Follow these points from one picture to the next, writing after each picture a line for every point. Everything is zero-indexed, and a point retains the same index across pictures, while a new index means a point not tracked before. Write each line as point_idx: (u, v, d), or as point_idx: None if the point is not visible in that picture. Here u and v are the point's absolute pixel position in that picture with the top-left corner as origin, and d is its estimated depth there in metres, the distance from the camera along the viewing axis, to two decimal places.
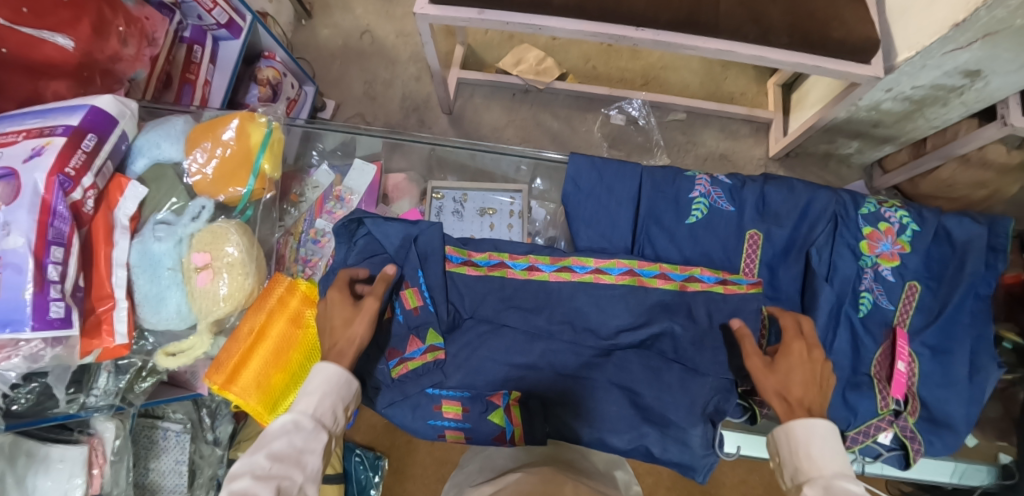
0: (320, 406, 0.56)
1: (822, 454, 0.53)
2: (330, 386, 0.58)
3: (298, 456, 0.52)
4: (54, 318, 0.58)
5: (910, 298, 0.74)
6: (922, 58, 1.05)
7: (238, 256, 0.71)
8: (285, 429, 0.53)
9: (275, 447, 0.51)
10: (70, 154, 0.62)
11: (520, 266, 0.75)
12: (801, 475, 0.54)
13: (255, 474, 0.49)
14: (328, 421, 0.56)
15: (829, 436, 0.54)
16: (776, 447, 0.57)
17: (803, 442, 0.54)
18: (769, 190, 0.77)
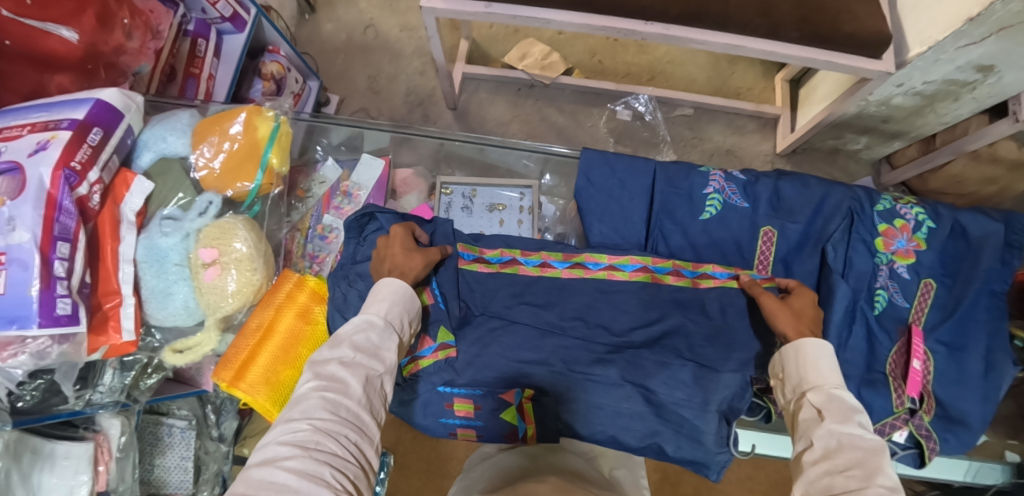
0: (390, 310, 0.59)
1: (825, 369, 0.55)
2: (398, 295, 0.61)
3: (375, 350, 0.55)
4: (61, 315, 0.58)
5: (925, 296, 0.73)
6: (934, 52, 1.04)
7: (246, 251, 0.70)
8: (360, 327, 0.56)
9: (356, 341, 0.55)
10: (76, 148, 0.61)
11: (533, 262, 0.74)
12: (803, 386, 0.55)
13: (342, 362, 0.53)
14: (398, 324, 0.59)
15: (830, 355, 0.56)
16: (782, 365, 0.59)
17: (812, 358, 0.56)
18: (784, 185, 0.76)
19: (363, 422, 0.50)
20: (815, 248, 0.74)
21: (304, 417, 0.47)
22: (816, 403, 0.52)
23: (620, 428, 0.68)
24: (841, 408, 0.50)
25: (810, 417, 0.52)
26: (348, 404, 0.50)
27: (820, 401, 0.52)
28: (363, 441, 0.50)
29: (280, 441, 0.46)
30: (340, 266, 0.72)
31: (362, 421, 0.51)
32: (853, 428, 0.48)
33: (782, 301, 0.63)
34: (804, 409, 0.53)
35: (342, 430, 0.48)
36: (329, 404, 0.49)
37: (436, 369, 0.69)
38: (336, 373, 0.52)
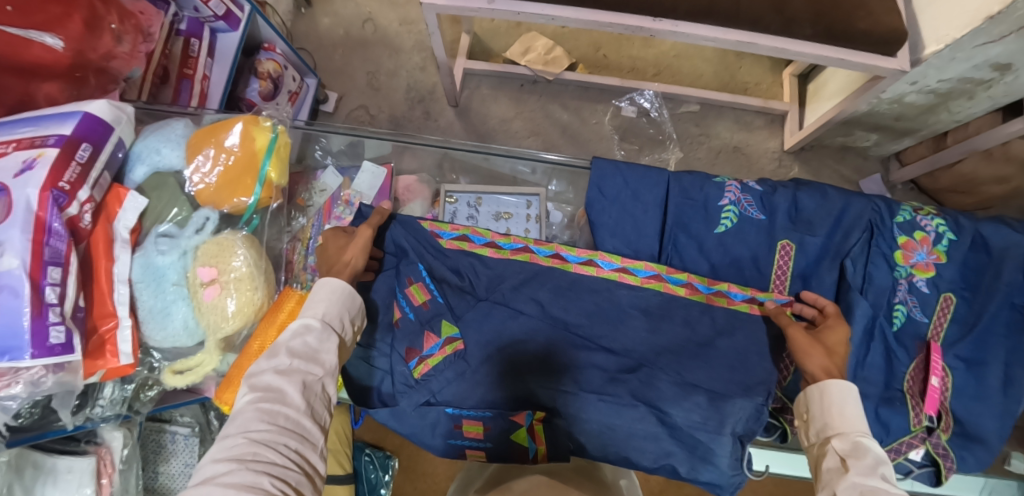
0: (328, 311, 0.59)
1: (850, 414, 0.54)
2: (334, 296, 0.61)
3: (312, 354, 0.55)
4: (55, 344, 0.55)
5: (944, 310, 0.71)
6: (951, 51, 1.00)
7: (245, 270, 0.67)
8: (297, 332, 0.56)
9: (293, 348, 0.55)
10: (64, 167, 0.58)
11: (545, 252, 0.71)
12: (827, 429, 0.55)
13: (277, 370, 0.52)
14: (338, 325, 0.59)
15: (858, 401, 0.55)
16: (806, 405, 0.58)
17: (837, 402, 0.55)
18: (802, 197, 0.74)
19: (304, 428, 0.50)
20: (834, 261, 0.72)
21: (240, 431, 0.47)
22: (839, 450, 0.52)
23: (632, 449, 0.66)
24: (863, 456, 0.50)
25: (832, 468, 0.51)
26: (284, 412, 0.50)
27: (844, 450, 0.52)
28: (304, 446, 0.50)
29: (216, 458, 0.46)
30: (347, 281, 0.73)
31: (301, 428, 0.50)
32: (875, 480, 0.48)
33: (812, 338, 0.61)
34: (828, 456, 0.53)
35: (278, 437, 0.48)
36: (264, 412, 0.49)
37: (443, 387, 0.68)
38: (271, 383, 0.51)
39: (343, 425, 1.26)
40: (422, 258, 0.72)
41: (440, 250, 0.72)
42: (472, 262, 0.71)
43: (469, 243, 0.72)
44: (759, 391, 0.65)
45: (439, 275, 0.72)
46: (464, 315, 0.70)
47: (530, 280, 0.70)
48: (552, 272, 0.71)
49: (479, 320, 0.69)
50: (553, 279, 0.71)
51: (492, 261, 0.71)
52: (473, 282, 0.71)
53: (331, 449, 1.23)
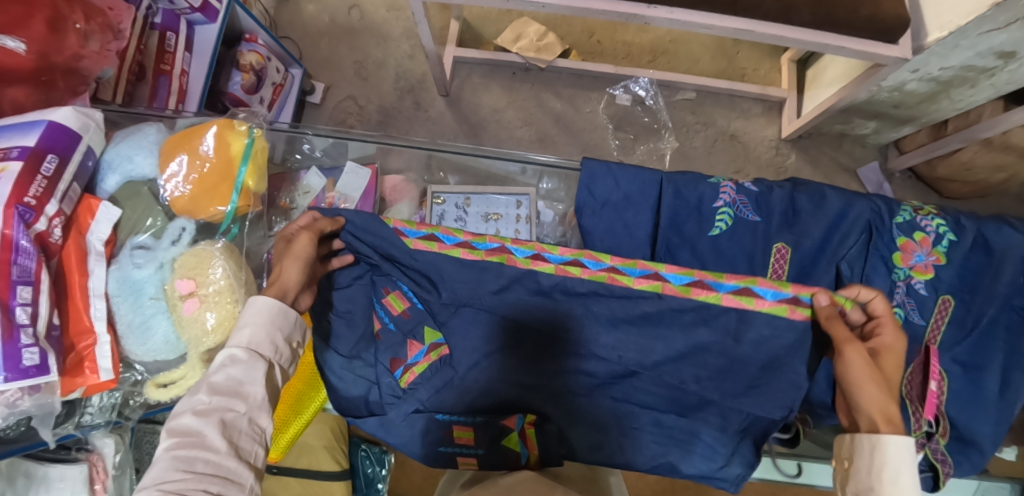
0: (257, 333, 0.52)
1: (906, 476, 0.47)
2: (263, 317, 0.53)
3: (236, 387, 0.48)
4: (29, 366, 0.54)
5: (943, 312, 0.69)
6: (955, 38, 0.97)
7: (225, 282, 0.65)
8: (221, 363, 0.49)
9: (214, 382, 0.47)
10: (28, 181, 0.55)
11: (523, 253, 0.63)
12: (873, 490, 0.48)
13: (195, 411, 0.45)
14: (268, 350, 0.52)
15: (915, 460, 0.47)
16: (852, 453, 0.51)
17: (891, 461, 0.48)
18: (800, 198, 0.72)
19: (229, 472, 0.43)
20: (830, 264, 0.70)
21: (152, 484, 0.41)
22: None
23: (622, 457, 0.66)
24: None
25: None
26: (201, 460, 0.43)
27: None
28: (230, 493, 0.43)
29: None
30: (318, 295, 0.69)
31: (225, 474, 0.43)
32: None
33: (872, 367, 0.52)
34: None
35: (193, 488, 0.41)
36: (178, 463, 0.42)
37: (431, 396, 0.66)
38: (189, 426, 0.44)
39: (339, 421, 1.26)
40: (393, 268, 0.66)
41: (410, 254, 0.65)
42: (444, 265, 0.64)
43: (437, 243, 0.64)
44: None
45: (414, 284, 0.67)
46: (448, 322, 0.66)
47: (510, 285, 0.64)
48: (532, 274, 0.63)
49: (461, 329, 0.65)
50: (533, 282, 0.64)
51: (466, 265, 0.64)
52: (449, 290, 0.65)
53: (326, 446, 1.23)
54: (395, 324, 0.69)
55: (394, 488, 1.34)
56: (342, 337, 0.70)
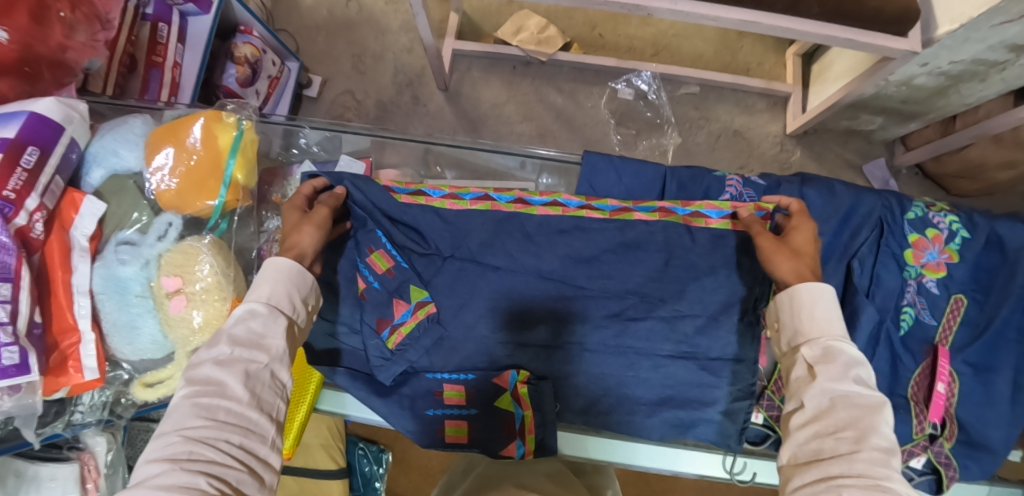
0: (277, 286, 0.51)
1: (826, 316, 0.49)
2: (281, 275, 0.51)
3: (257, 340, 0.47)
4: (8, 365, 0.52)
5: (954, 312, 0.66)
6: (966, 31, 0.94)
7: (212, 279, 0.63)
8: (239, 317, 0.48)
9: (234, 333, 0.47)
10: (8, 174, 0.53)
11: (506, 198, 0.66)
12: (797, 336, 0.50)
13: (216, 362, 0.45)
14: (288, 307, 0.51)
15: (830, 302, 0.50)
16: (775, 315, 0.53)
17: (806, 307, 0.50)
18: (810, 193, 0.68)
19: (250, 422, 0.43)
20: (841, 261, 0.65)
21: (174, 429, 0.41)
22: (810, 358, 0.47)
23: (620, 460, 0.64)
24: (835, 363, 0.46)
25: (801, 375, 0.47)
26: (222, 407, 0.43)
27: (815, 356, 0.47)
28: (253, 443, 0.43)
29: (149, 461, 0.40)
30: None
31: (246, 423, 0.43)
32: (848, 382, 0.44)
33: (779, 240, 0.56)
34: (796, 366, 0.48)
35: (214, 436, 0.41)
36: (201, 410, 0.42)
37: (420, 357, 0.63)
38: (210, 375, 0.44)
39: (336, 420, 1.25)
40: (381, 223, 0.64)
41: (400, 208, 0.64)
42: (431, 217, 0.64)
43: (425, 197, 0.65)
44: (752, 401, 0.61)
45: (401, 241, 0.64)
46: (434, 279, 0.64)
47: (492, 237, 0.64)
48: (517, 218, 0.65)
49: (449, 287, 0.63)
50: (517, 228, 0.64)
51: (451, 215, 0.64)
52: (436, 242, 0.64)
53: (322, 444, 1.21)
54: (379, 283, 0.63)
55: (391, 488, 1.32)
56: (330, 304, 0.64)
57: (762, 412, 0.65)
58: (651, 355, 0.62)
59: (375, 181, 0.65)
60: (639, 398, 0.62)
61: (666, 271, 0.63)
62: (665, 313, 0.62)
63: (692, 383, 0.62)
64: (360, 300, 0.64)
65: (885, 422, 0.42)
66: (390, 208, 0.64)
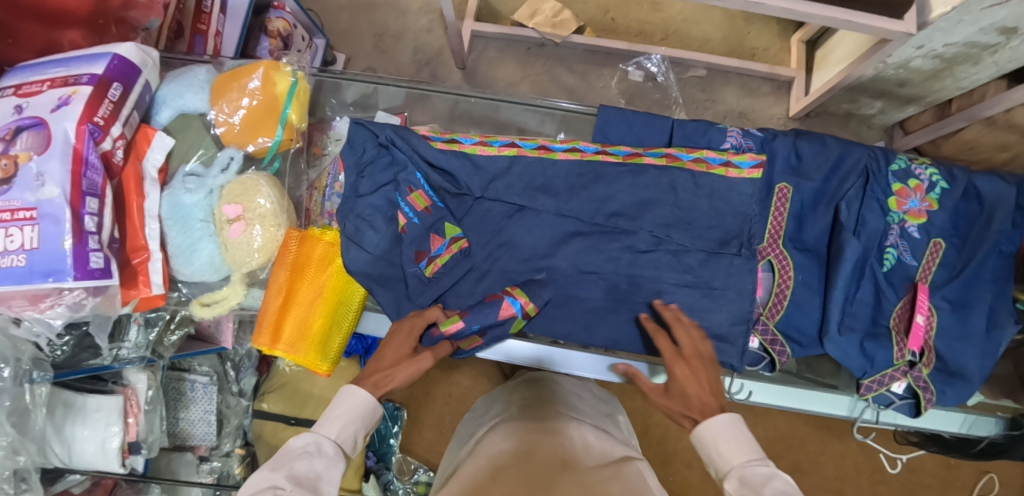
0: (341, 432, 0.54)
1: (732, 445, 0.50)
2: (355, 411, 0.55)
3: (314, 482, 0.48)
4: (95, 268, 0.59)
5: (933, 255, 0.73)
6: (958, 14, 0.97)
7: (269, 207, 0.70)
8: (308, 450, 0.50)
9: (296, 468, 0.48)
10: (97, 104, 0.61)
11: (531, 145, 0.72)
12: (721, 474, 0.50)
13: (275, 489, 0.44)
14: (349, 447, 0.54)
15: (733, 426, 0.51)
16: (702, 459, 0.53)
17: (711, 440, 0.51)
18: (802, 145, 0.74)
19: None
20: (829, 205, 0.73)
21: None
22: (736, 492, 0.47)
23: None
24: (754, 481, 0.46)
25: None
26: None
27: (737, 488, 0.47)
28: None
29: None
30: (344, 199, 0.70)
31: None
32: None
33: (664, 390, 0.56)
34: None
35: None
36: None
37: (453, 283, 0.69)
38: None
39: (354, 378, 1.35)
40: (420, 167, 0.70)
41: (429, 151, 0.70)
42: (463, 162, 0.70)
43: (459, 145, 0.71)
44: (744, 327, 0.69)
45: (437, 182, 0.71)
46: (465, 218, 0.71)
47: (517, 180, 0.70)
48: (541, 163, 0.71)
49: (479, 217, 0.71)
50: (540, 171, 0.71)
51: (482, 160, 0.71)
52: (467, 183, 0.70)
53: None
54: (418, 218, 0.69)
55: (404, 444, 1.35)
56: (367, 236, 0.68)
57: (758, 337, 0.71)
58: (659, 283, 0.69)
59: (415, 132, 0.72)
60: (648, 321, 0.69)
61: (672, 211, 0.70)
62: (672, 247, 0.69)
63: (696, 309, 0.69)
64: (400, 234, 0.69)
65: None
66: (428, 153, 0.70)
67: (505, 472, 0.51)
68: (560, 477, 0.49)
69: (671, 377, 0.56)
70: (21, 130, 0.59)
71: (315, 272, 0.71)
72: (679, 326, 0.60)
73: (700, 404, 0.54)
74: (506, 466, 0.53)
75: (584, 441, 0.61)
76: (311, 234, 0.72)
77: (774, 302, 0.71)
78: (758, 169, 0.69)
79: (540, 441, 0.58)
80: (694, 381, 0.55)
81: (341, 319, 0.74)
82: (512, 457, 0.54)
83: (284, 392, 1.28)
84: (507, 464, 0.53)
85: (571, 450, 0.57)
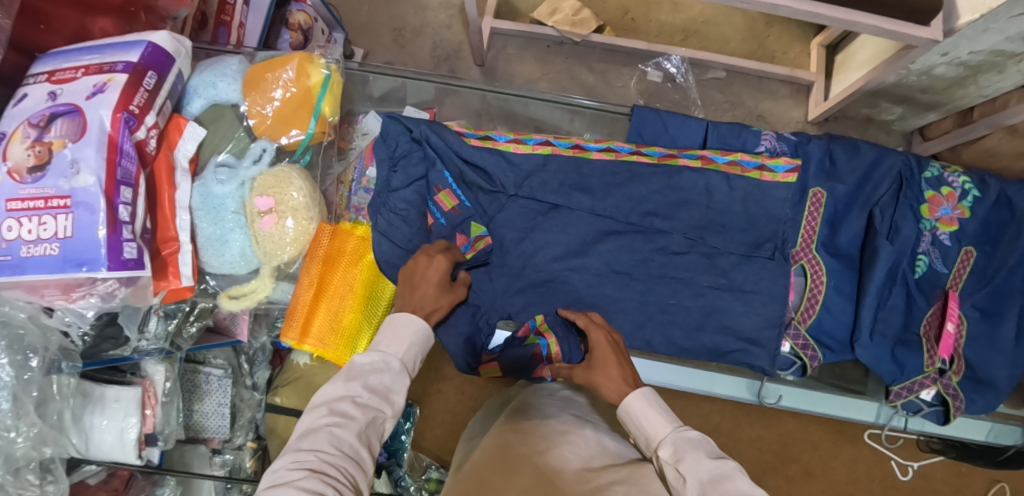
0: (406, 352, 0.54)
1: (658, 417, 0.52)
2: (414, 338, 0.55)
3: (387, 393, 0.52)
4: (128, 258, 0.59)
5: (965, 263, 0.72)
6: (985, 21, 0.96)
7: (302, 200, 0.71)
8: (376, 365, 0.53)
9: (370, 380, 0.52)
10: (133, 92, 0.60)
11: (565, 144, 0.71)
12: (649, 441, 0.52)
13: (353, 399, 0.50)
14: (414, 365, 0.56)
15: (657, 398, 0.54)
16: (628, 431, 0.55)
17: (641, 417, 0.53)
18: (836, 149, 0.74)
19: (363, 460, 0.49)
20: (862, 210, 0.72)
21: (311, 450, 0.45)
22: (669, 459, 0.49)
23: None
24: (688, 453, 0.48)
25: (674, 480, 0.48)
26: (351, 438, 0.48)
27: (669, 456, 0.49)
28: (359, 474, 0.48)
29: (290, 468, 0.45)
30: (375, 194, 0.70)
31: (359, 457, 0.48)
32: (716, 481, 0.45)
33: (588, 370, 0.59)
34: (666, 472, 0.50)
35: (344, 467, 0.46)
36: (334, 439, 0.47)
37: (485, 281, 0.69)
38: (346, 413, 0.49)
39: None
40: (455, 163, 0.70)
41: (462, 146, 0.69)
42: (497, 159, 0.70)
43: (492, 143, 0.71)
44: (776, 331, 0.69)
45: (471, 178, 0.70)
46: (499, 214, 0.70)
47: (550, 179, 0.70)
48: (576, 162, 0.70)
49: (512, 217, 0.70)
50: (574, 170, 0.70)
51: (516, 157, 0.70)
52: (502, 180, 0.70)
53: None
54: (444, 218, 0.69)
55: (416, 441, 1.34)
56: (399, 231, 0.68)
57: (789, 342, 0.70)
58: (693, 285, 0.69)
59: (447, 128, 0.71)
60: (680, 322, 0.69)
61: (705, 213, 0.69)
62: (706, 249, 0.69)
63: (729, 311, 0.69)
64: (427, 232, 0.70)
65: (753, 485, 0.45)
66: (462, 149, 0.70)
67: (520, 468, 0.51)
68: (571, 476, 0.49)
69: (591, 353, 0.59)
70: (55, 117, 0.58)
71: (348, 265, 0.74)
72: (586, 320, 0.62)
73: (611, 373, 0.57)
74: (520, 462, 0.52)
75: (598, 439, 0.61)
76: (343, 229, 0.73)
77: (805, 308, 0.70)
78: (793, 173, 0.69)
79: (554, 439, 0.57)
80: (609, 359, 0.58)
81: (370, 314, 0.76)
82: (526, 454, 0.54)
83: (297, 385, 1.27)
84: (522, 460, 0.53)
85: (583, 449, 0.57)
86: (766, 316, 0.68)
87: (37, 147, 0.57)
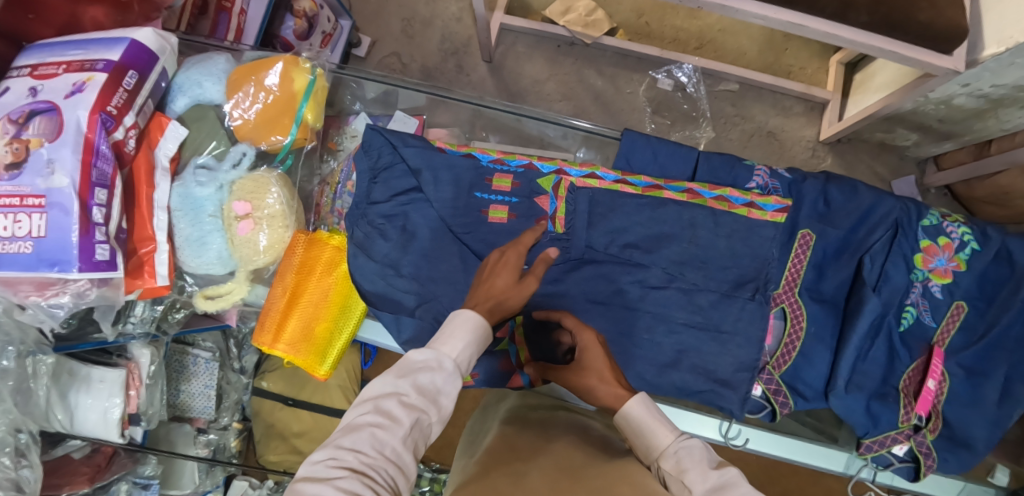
0: (464, 352, 0.44)
1: (659, 425, 0.48)
2: (472, 336, 0.44)
3: (438, 395, 0.43)
4: (100, 260, 0.59)
5: (954, 318, 0.70)
6: (1011, 55, 0.90)
7: (278, 208, 0.71)
8: (432, 361, 0.43)
9: (420, 378, 0.42)
10: (111, 92, 0.60)
11: (548, 168, 0.72)
12: (650, 452, 0.48)
13: (401, 397, 0.41)
14: (472, 364, 0.45)
15: (657, 406, 0.50)
16: (627, 439, 0.51)
17: (641, 425, 0.49)
18: (832, 190, 0.72)
19: (404, 471, 0.39)
20: (852, 256, 0.71)
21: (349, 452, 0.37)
22: (672, 471, 0.45)
23: None
24: (694, 463, 0.44)
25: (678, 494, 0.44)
26: (395, 441, 0.39)
27: (672, 467, 0.45)
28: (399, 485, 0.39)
29: (327, 463, 0.37)
30: (355, 204, 0.70)
31: (402, 464, 0.39)
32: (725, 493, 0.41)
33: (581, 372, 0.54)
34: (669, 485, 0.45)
35: (383, 474, 0.37)
36: (375, 442, 0.38)
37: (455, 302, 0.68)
38: (391, 413, 0.40)
39: (353, 364, 1.29)
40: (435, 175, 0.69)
41: (448, 159, 0.69)
42: (476, 179, 0.69)
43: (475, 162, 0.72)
44: (747, 375, 0.67)
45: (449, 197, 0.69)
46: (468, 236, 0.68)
47: (527, 201, 0.69)
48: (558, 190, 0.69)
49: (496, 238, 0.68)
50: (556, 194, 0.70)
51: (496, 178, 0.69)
52: (482, 203, 0.69)
53: (339, 385, 1.28)
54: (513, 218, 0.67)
55: None
56: (377, 246, 0.68)
57: (761, 385, 0.70)
58: (668, 321, 0.68)
59: (429, 143, 0.71)
60: (651, 359, 0.68)
61: (686, 250, 0.67)
62: (684, 285, 0.67)
63: (702, 351, 0.67)
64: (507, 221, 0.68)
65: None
66: (442, 166, 0.69)
67: (526, 475, 0.49)
68: (581, 478, 0.47)
69: (580, 355, 0.55)
70: (34, 114, 0.58)
71: (322, 275, 0.73)
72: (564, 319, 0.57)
73: (605, 376, 0.52)
74: (526, 471, 0.50)
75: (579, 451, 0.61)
76: (319, 238, 0.72)
77: (781, 353, 0.69)
78: (781, 213, 0.68)
79: (555, 452, 0.55)
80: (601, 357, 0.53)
81: (342, 326, 0.76)
82: (532, 463, 0.52)
83: (284, 371, 1.29)
84: (528, 469, 0.51)
85: (591, 455, 0.54)
86: (738, 360, 0.67)
87: (15, 144, 0.57)
